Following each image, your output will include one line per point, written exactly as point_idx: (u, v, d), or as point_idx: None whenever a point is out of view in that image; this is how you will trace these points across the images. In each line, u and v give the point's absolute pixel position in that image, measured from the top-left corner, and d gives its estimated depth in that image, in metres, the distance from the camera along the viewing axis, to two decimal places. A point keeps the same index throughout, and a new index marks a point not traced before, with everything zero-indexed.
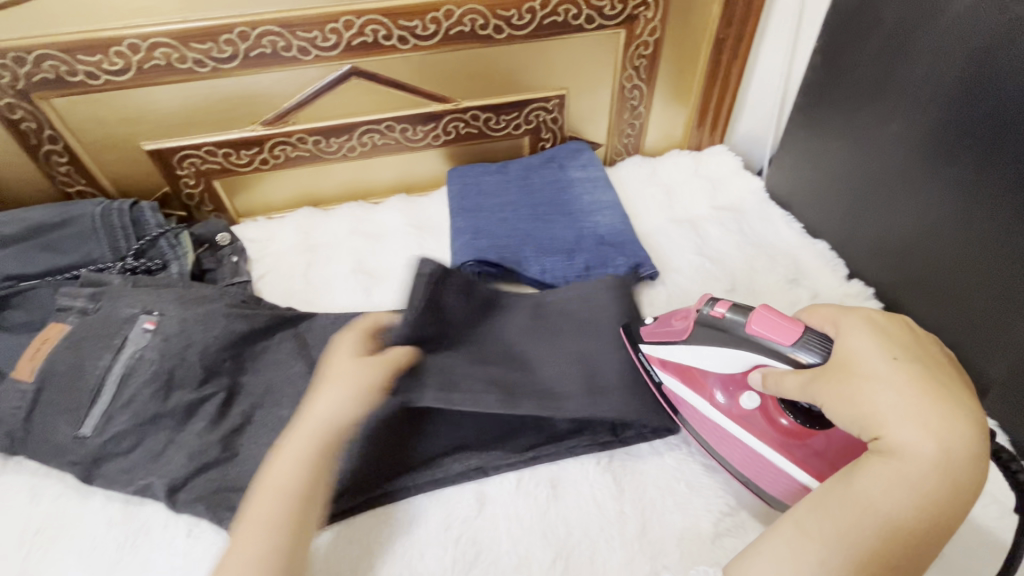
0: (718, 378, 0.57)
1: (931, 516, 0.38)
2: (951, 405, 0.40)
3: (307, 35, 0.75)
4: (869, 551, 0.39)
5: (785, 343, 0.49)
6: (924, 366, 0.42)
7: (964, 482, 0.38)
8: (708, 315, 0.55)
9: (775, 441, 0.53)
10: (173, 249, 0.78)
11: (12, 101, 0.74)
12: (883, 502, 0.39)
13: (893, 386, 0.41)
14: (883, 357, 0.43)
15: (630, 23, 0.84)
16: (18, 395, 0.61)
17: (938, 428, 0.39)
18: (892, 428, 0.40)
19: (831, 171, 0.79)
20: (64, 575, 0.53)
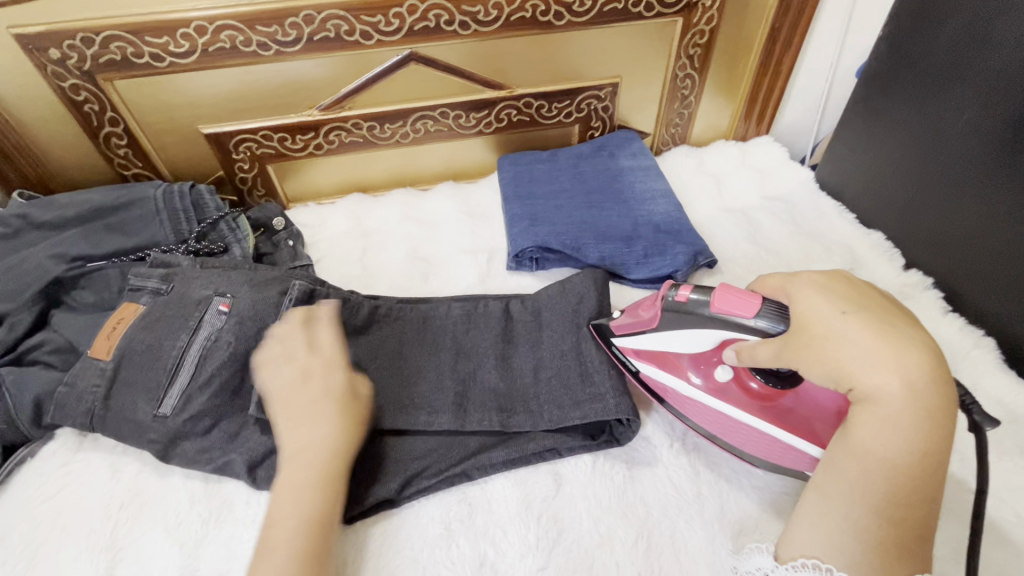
0: (689, 358, 0.58)
1: (923, 446, 0.41)
2: (902, 340, 0.42)
3: (370, 20, 0.75)
4: (882, 495, 0.41)
5: (748, 315, 0.50)
6: (870, 313, 0.44)
7: (935, 407, 0.41)
8: (672, 300, 0.56)
9: (752, 407, 0.55)
10: (233, 232, 0.79)
11: (77, 82, 0.74)
12: (878, 448, 0.42)
13: (851, 338, 0.43)
14: (832, 314, 0.45)
15: (688, 11, 0.84)
16: (97, 373, 0.61)
17: (897, 364, 0.41)
18: (860, 377, 0.42)
19: (890, 160, 0.79)
20: (152, 548, 0.54)
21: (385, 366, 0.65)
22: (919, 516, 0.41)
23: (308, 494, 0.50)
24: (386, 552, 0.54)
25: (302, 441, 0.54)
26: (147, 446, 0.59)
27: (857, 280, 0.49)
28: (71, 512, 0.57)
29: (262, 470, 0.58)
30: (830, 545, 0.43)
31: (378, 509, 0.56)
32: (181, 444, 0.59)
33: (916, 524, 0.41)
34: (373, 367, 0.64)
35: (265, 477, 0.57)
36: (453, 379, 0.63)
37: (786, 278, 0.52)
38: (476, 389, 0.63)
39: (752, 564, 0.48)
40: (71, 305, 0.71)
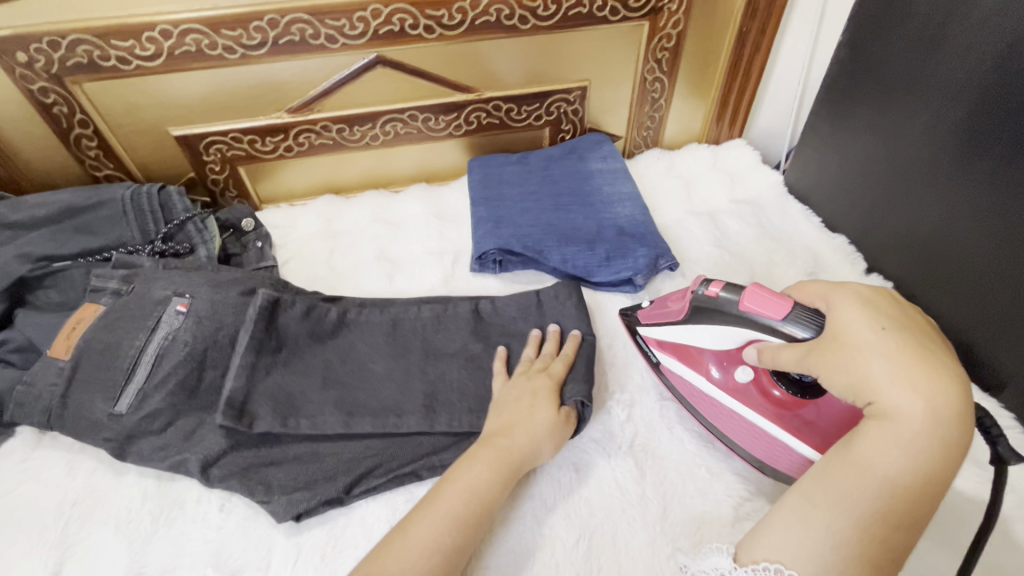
0: (713, 355, 0.60)
1: (929, 474, 0.39)
2: (937, 367, 0.40)
3: (335, 23, 0.76)
4: (873, 512, 0.39)
5: (776, 318, 0.50)
6: (911, 333, 0.43)
7: (953, 439, 0.39)
8: (702, 295, 0.57)
9: (769, 413, 0.56)
10: (200, 233, 0.80)
11: (45, 85, 0.75)
12: (881, 464, 0.40)
13: (883, 354, 0.41)
14: (870, 327, 0.43)
15: (654, 15, 0.84)
16: (56, 372, 0.62)
17: (926, 389, 0.39)
18: (883, 392, 0.41)
19: (853, 165, 0.79)
20: (101, 546, 0.55)
21: (352, 369, 0.65)
22: (904, 540, 0.39)
23: (446, 515, 0.49)
24: (328, 549, 0.54)
25: (458, 474, 0.52)
26: (101, 443, 0.59)
27: (905, 301, 0.47)
28: (25, 511, 0.58)
29: (215, 469, 0.58)
30: (807, 554, 0.40)
31: (327, 507, 0.56)
32: (133, 442, 0.60)
33: (901, 547, 0.39)
34: (341, 371, 0.65)
35: (218, 476, 0.58)
36: (422, 381, 0.64)
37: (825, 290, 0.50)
38: (444, 389, 0.64)
39: (710, 564, 0.47)
40: (37, 305, 0.72)
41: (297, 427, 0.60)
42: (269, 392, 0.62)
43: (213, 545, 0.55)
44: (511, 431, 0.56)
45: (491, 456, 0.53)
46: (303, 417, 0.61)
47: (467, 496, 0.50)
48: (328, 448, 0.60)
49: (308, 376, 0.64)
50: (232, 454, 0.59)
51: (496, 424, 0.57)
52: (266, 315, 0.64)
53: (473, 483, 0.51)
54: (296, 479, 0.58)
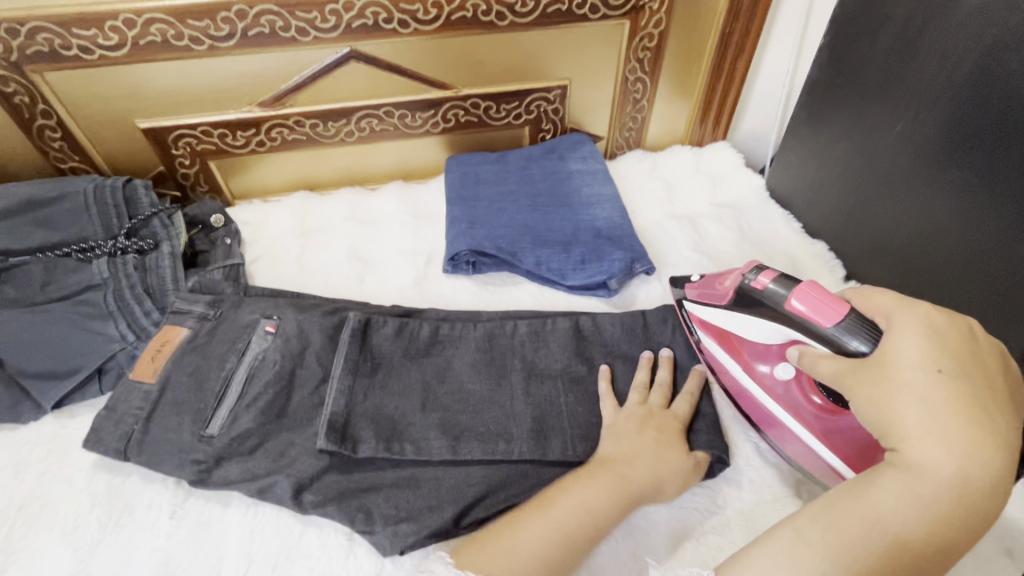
0: (756, 349, 0.59)
1: (941, 537, 0.37)
2: (989, 431, 0.37)
3: (306, 16, 0.74)
4: (875, 566, 0.37)
5: (824, 324, 0.48)
6: (974, 382, 0.38)
7: (977, 506, 0.36)
8: (749, 283, 0.56)
9: (801, 414, 0.55)
10: (167, 230, 0.78)
11: (5, 73, 0.72)
12: (895, 518, 0.37)
13: (927, 402, 0.38)
14: (924, 367, 0.39)
15: (635, 14, 0.83)
16: (141, 396, 0.61)
17: (964, 452, 0.36)
18: (914, 443, 0.38)
19: (833, 170, 0.78)
20: (45, 553, 0.53)
21: (450, 392, 0.63)
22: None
23: (560, 527, 0.48)
24: (281, 562, 0.53)
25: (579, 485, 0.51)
26: (188, 467, 0.57)
27: (983, 334, 0.42)
28: None
29: (308, 494, 0.56)
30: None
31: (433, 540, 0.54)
32: (221, 467, 0.57)
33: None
34: (441, 393, 0.63)
35: (312, 502, 0.55)
36: (528, 404, 0.62)
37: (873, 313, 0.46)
38: (553, 415, 0.61)
39: None
40: None
41: (402, 452, 0.58)
42: (367, 414, 0.60)
43: (163, 553, 0.53)
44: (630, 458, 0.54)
45: (610, 478, 0.52)
46: (408, 441, 0.59)
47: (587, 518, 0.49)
48: (428, 474, 0.58)
49: (407, 398, 0.62)
50: (325, 478, 0.57)
51: (614, 449, 0.55)
52: (358, 337, 0.64)
53: (587, 502, 0.50)
54: (400, 506, 0.55)
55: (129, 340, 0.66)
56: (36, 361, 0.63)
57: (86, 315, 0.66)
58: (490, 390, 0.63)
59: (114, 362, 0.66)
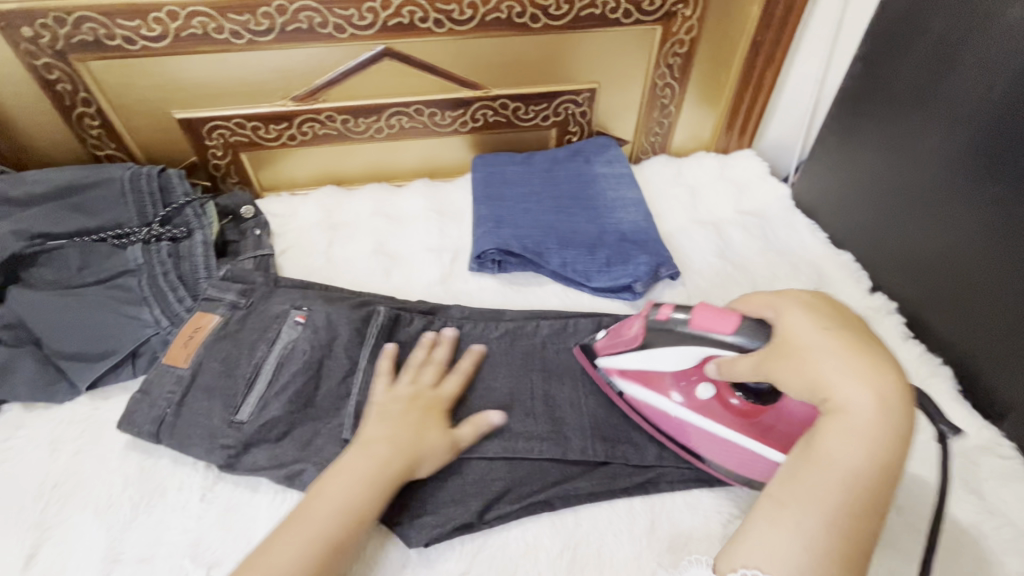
0: (671, 377, 0.57)
1: (886, 461, 0.38)
2: (880, 359, 0.40)
3: (344, 13, 0.75)
4: (842, 508, 0.37)
5: (726, 332, 0.50)
6: (852, 328, 0.42)
7: (900, 426, 0.38)
8: (654, 320, 0.56)
9: (737, 425, 0.54)
10: (197, 218, 0.78)
11: (49, 61, 0.74)
12: (845, 457, 0.38)
13: (831, 351, 0.41)
14: (815, 327, 0.42)
15: (667, 19, 0.83)
16: (173, 380, 0.62)
17: (874, 380, 0.39)
18: (838, 388, 0.40)
19: (862, 180, 0.77)
20: (79, 530, 0.54)
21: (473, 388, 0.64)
22: (871, 530, 0.38)
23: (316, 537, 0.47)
24: None
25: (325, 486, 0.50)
26: (218, 452, 0.58)
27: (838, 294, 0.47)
28: (5, 489, 0.57)
29: None
30: (789, 562, 0.37)
31: (457, 532, 0.54)
32: (248, 453, 0.58)
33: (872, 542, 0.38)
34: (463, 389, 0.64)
35: None
36: (546, 406, 0.63)
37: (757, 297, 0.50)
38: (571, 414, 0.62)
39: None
40: (30, 283, 0.70)
41: None
42: None
43: (193, 535, 0.54)
44: (391, 441, 0.54)
45: (366, 470, 0.51)
46: None
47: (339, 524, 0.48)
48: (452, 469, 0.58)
49: None
50: None
51: (373, 434, 0.54)
52: (385, 332, 0.67)
53: (342, 502, 0.49)
54: (425, 499, 0.56)
55: (163, 325, 0.67)
56: (75, 341, 0.65)
57: (122, 299, 0.68)
58: (511, 388, 0.64)
59: (148, 346, 0.67)
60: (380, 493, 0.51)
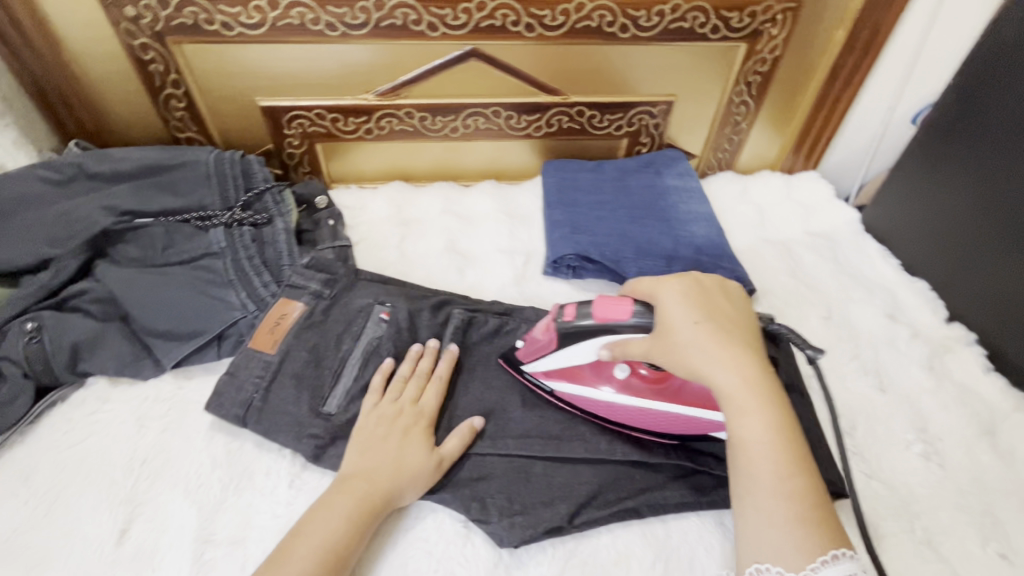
0: (590, 367, 0.60)
1: (781, 422, 0.47)
2: (731, 340, 0.50)
3: (439, 12, 0.76)
4: (775, 477, 0.45)
5: (628, 317, 0.54)
6: (713, 317, 0.51)
7: (769, 389, 0.48)
8: (563, 321, 0.58)
9: (661, 397, 0.58)
10: (278, 206, 0.79)
11: (147, 42, 0.75)
12: (752, 434, 0.46)
13: (700, 345, 0.49)
14: (689, 326, 0.50)
15: (753, 37, 0.84)
16: (261, 365, 0.62)
17: (733, 358, 0.48)
18: (715, 377, 0.48)
19: (946, 209, 0.78)
20: (171, 509, 0.54)
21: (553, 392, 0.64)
22: (808, 483, 0.45)
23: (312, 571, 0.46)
24: (397, 541, 0.53)
25: (309, 523, 0.49)
26: (305, 441, 0.58)
27: (703, 282, 0.55)
28: (95, 462, 0.57)
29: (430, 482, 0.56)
30: (770, 543, 0.43)
31: (547, 535, 0.54)
32: (335, 444, 0.58)
33: (819, 493, 0.45)
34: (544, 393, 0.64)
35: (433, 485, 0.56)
36: None
37: (656, 284, 0.56)
38: None
39: None
40: (117, 259, 0.71)
41: (507, 446, 0.59)
42: (473, 406, 0.62)
43: (284, 520, 0.54)
44: (370, 475, 0.53)
45: (348, 506, 0.50)
46: (512, 438, 0.60)
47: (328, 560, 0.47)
48: (538, 469, 0.58)
49: (511, 392, 0.64)
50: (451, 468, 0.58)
51: (354, 466, 0.54)
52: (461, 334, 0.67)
53: (329, 535, 0.48)
54: (513, 499, 0.56)
55: (250, 309, 0.67)
56: (164, 320, 0.65)
57: (209, 281, 0.68)
58: None
59: (234, 328, 0.67)
60: (362, 526, 0.50)
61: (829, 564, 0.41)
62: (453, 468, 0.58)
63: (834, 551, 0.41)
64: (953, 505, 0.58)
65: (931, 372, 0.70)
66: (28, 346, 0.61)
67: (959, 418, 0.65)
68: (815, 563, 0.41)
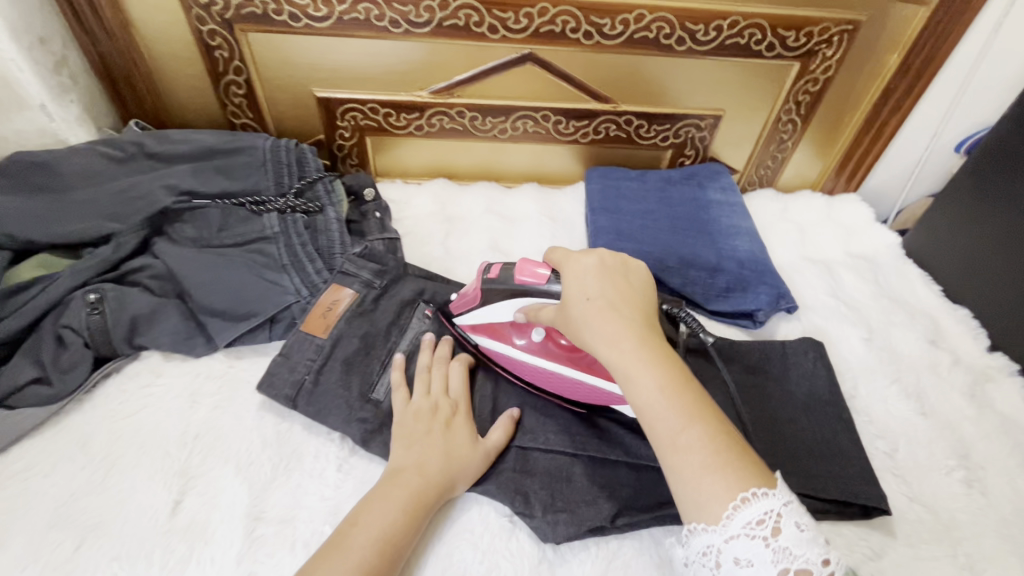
0: (511, 326, 0.63)
1: (673, 380, 0.45)
2: (616, 309, 0.48)
3: (501, 15, 0.77)
4: (676, 435, 0.42)
5: (543, 283, 0.56)
6: (606, 290, 0.50)
7: (655, 350, 0.46)
8: (487, 278, 0.60)
9: (568, 363, 0.60)
10: (329, 195, 0.79)
11: (215, 28, 0.77)
12: (646, 397, 0.44)
13: (587, 319, 0.48)
14: (580, 302, 0.49)
15: (807, 57, 0.84)
16: (313, 348, 0.63)
17: (619, 325, 0.47)
18: (604, 348, 0.47)
19: (995, 237, 0.77)
20: (224, 484, 0.55)
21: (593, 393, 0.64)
22: (712, 432, 0.43)
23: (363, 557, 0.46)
24: (443, 531, 0.54)
25: (363, 516, 0.49)
26: (354, 426, 0.59)
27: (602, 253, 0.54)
28: (149, 433, 0.58)
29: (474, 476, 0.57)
30: (687, 500, 0.41)
31: (589, 535, 0.54)
32: (381, 433, 0.59)
33: (728, 436, 0.43)
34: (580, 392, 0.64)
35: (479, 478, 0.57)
36: None
37: (568, 254, 0.55)
38: None
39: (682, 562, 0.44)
40: (174, 237, 0.73)
41: (550, 445, 0.59)
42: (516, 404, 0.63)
43: (332, 502, 0.55)
44: (420, 468, 0.53)
45: (402, 497, 0.51)
46: (552, 434, 0.60)
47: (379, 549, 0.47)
48: (579, 469, 0.58)
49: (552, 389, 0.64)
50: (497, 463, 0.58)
51: (402, 457, 0.54)
52: None
53: (383, 525, 0.49)
54: (557, 496, 0.56)
55: (303, 294, 0.69)
56: (220, 300, 0.67)
57: (263, 264, 0.70)
58: None
59: (287, 312, 0.69)
60: (416, 518, 0.50)
61: (742, 507, 0.40)
62: (498, 460, 0.58)
63: (743, 494, 0.40)
64: (996, 533, 0.58)
65: (973, 400, 0.70)
66: (91, 316, 0.63)
67: (1001, 447, 0.66)
68: (729, 510, 0.40)
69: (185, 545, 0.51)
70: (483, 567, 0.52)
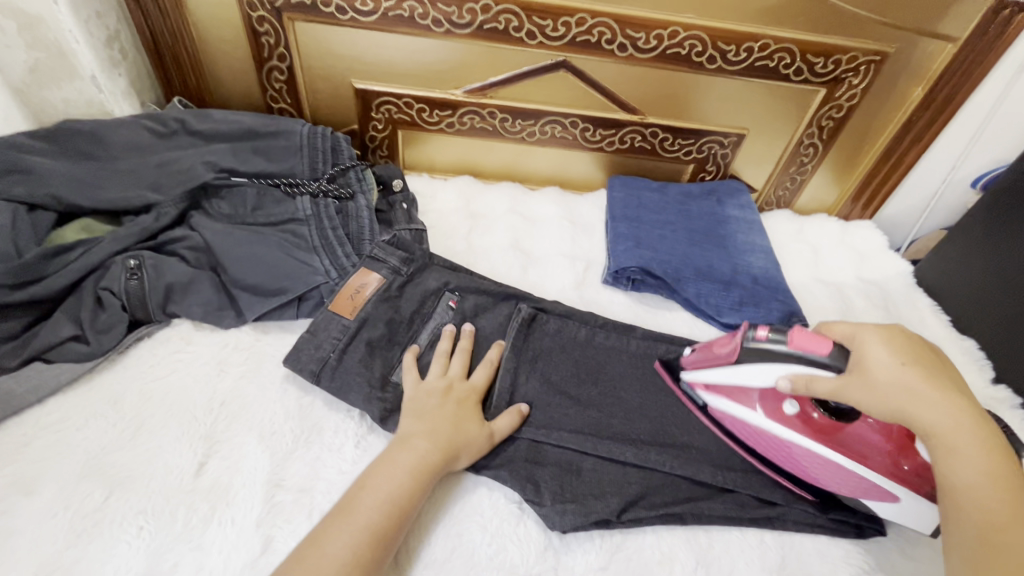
0: (758, 393, 0.60)
1: (998, 477, 0.44)
2: (940, 385, 0.47)
3: (540, 22, 0.80)
4: (992, 528, 0.42)
5: (823, 353, 0.52)
6: (925, 365, 0.48)
7: (988, 442, 0.45)
8: (753, 340, 0.57)
9: (822, 443, 0.57)
10: (360, 182, 0.81)
11: (264, 15, 0.80)
12: (963, 480, 0.44)
13: (901, 385, 0.47)
14: (891, 365, 0.48)
15: (834, 84, 0.86)
16: (339, 328, 0.65)
17: (943, 403, 0.46)
18: (920, 418, 0.47)
19: (1005, 268, 0.78)
20: (247, 452, 0.57)
21: (606, 392, 0.66)
22: None
23: (372, 523, 0.48)
24: (453, 511, 0.56)
25: (371, 480, 0.51)
26: (374, 404, 0.61)
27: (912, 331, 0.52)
28: (176, 398, 0.61)
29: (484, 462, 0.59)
30: None
31: (593, 527, 0.56)
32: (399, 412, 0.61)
33: None
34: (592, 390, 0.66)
35: (489, 465, 0.59)
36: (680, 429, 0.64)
37: (856, 328, 0.52)
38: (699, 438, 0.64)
39: None
40: (210, 212, 0.76)
41: (561, 439, 0.61)
42: (530, 397, 0.64)
43: (349, 476, 0.57)
44: (429, 436, 0.55)
45: (409, 466, 0.53)
46: (562, 430, 0.62)
47: (386, 516, 0.49)
48: (588, 464, 0.60)
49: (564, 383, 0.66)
50: (507, 449, 0.61)
51: (412, 426, 0.56)
52: (525, 327, 0.68)
53: (392, 492, 0.51)
54: (565, 487, 0.58)
55: (332, 276, 0.71)
56: (252, 275, 0.69)
57: (295, 244, 0.72)
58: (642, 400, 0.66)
59: (316, 292, 0.71)
60: (424, 490, 0.52)
61: None
62: (503, 444, 0.61)
63: None
64: None
65: None
66: (129, 281, 0.66)
67: None
68: None
69: (209, 504, 0.53)
70: (491, 549, 0.54)
